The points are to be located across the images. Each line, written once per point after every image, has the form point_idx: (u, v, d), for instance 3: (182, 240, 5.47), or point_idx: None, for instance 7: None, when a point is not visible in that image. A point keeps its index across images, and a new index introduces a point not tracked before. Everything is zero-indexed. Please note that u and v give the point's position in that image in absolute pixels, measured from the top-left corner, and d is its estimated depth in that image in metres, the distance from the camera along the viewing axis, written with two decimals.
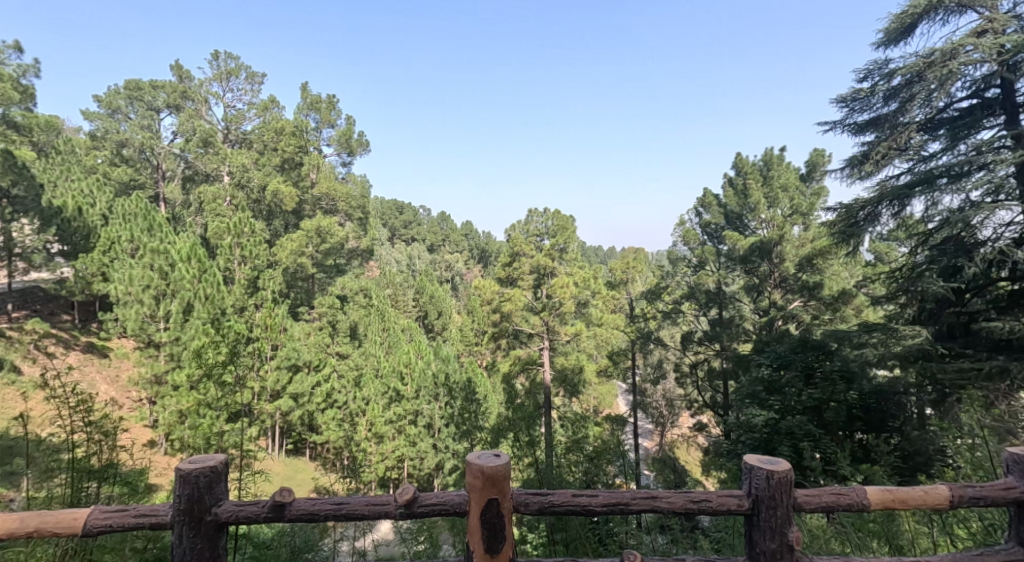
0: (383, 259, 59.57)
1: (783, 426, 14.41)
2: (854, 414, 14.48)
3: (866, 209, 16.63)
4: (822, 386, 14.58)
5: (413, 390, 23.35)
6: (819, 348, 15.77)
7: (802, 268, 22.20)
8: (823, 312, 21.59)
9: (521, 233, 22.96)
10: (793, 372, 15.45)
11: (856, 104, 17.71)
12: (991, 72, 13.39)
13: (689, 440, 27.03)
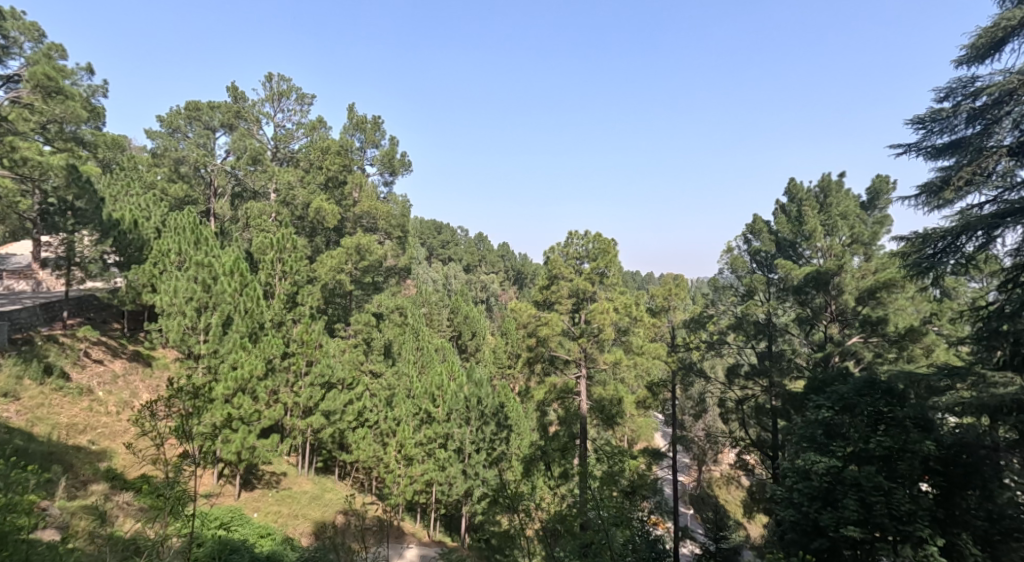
0: (419, 277, 59.26)
1: (848, 476, 12.21)
2: (932, 468, 12.10)
3: (943, 241, 14.36)
4: (894, 434, 12.38)
5: (444, 413, 21.90)
6: (888, 391, 13.42)
7: (862, 301, 20.09)
8: (888, 350, 19.48)
9: (560, 255, 21.38)
10: (856, 416, 13.13)
11: (933, 126, 15.12)
12: None
13: (735, 480, 24.90)
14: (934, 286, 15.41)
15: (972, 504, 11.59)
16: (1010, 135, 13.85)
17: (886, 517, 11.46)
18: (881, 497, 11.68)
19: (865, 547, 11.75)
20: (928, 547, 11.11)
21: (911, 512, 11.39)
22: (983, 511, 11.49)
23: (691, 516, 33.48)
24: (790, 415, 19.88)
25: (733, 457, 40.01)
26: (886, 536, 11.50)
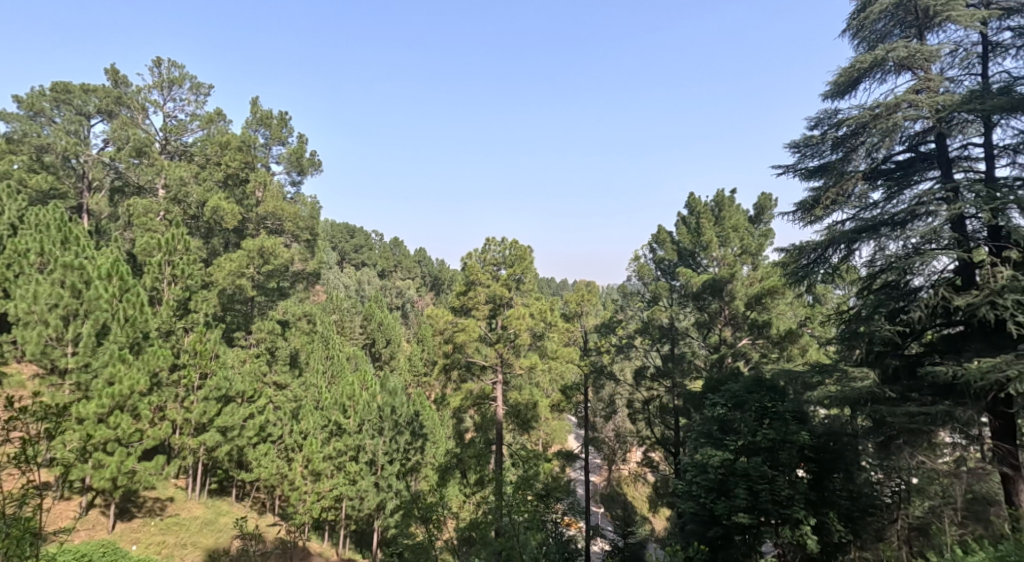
0: (330, 283, 57.97)
1: (738, 468, 13.58)
2: (806, 455, 13.71)
3: (814, 252, 16.15)
4: (777, 426, 13.82)
5: (355, 424, 21.67)
6: (772, 388, 15.08)
7: (751, 307, 21.87)
8: (771, 351, 21.84)
9: (478, 261, 21.39)
10: (746, 412, 14.59)
11: (806, 151, 17.12)
12: (926, 128, 13.95)
13: (641, 478, 26.42)
14: (809, 293, 17.34)
15: (839, 483, 13.35)
16: (865, 161, 15.90)
17: (768, 501, 12.88)
18: (765, 484, 13.05)
19: (752, 531, 13.10)
20: (801, 526, 12.65)
21: (790, 497, 12.82)
22: (846, 491, 13.24)
23: (602, 514, 35.13)
24: (690, 413, 21.41)
25: (640, 455, 42.15)
26: (766, 517, 12.94)
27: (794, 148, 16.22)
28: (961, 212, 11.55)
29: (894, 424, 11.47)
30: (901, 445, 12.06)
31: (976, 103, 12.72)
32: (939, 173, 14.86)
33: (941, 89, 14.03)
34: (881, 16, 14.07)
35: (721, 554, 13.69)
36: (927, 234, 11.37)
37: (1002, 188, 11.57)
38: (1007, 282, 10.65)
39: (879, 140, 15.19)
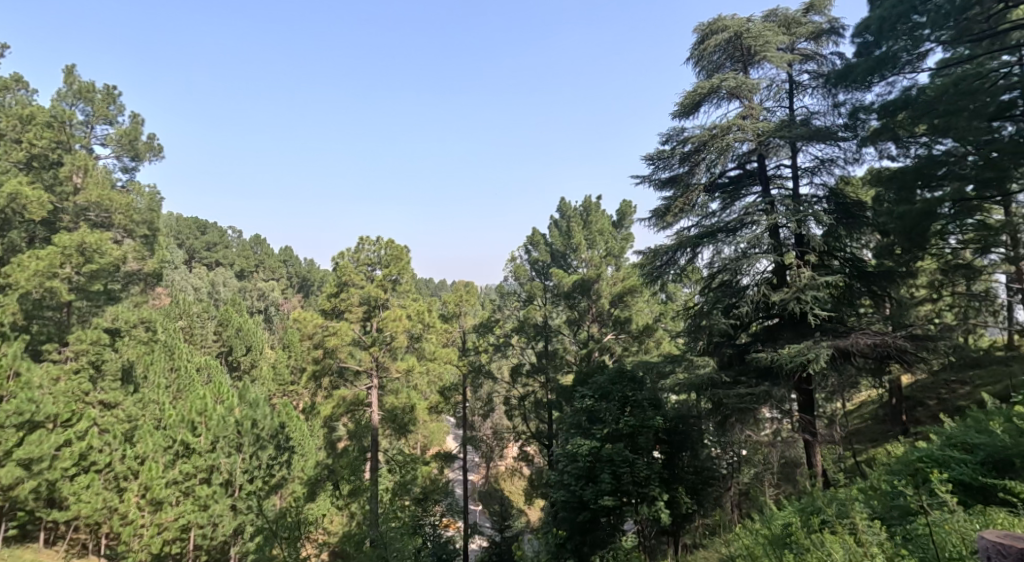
0: (176, 286, 52.96)
1: (605, 454, 14.50)
2: (659, 437, 15.11)
3: (666, 255, 17.22)
4: (636, 413, 15.00)
5: (207, 443, 19.27)
6: (633, 378, 16.05)
7: (614, 304, 24.23)
8: (632, 344, 23.72)
9: (350, 261, 21.27)
10: (611, 401, 15.57)
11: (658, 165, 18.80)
12: (751, 149, 16.04)
13: (516, 472, 27.39)
14: (664, 291, 18.47)
15: (686, 460, 14.95)
16: (705, 175, 17.78)
17: (629, 482, 14.00)
18: (626, 467, 14.15)
19: (614, 511, 14.15)
20: (656, 502, 13.97)
21: (648, 478, 14.09)
22: (692, 466, 14.87)
23: (479, 512, 35.93)
24: (562, 406, 22.64)
25: (516, 450, 43.86)
26: (625, 497, 14.06)
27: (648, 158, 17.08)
28: (777, 222, 13.28)
29: (729, 404, 12.71)
30: (733, 422, 13.16)
31: (786, 130, 14.94)
32: (761, 189, 17.13)
33: (761, 117, 16.28)
34: (716, 50, 15.83)
35: (590, 536, 14.97)
36: (750, 240, 13.22)
37: (806, 203, 13.55)
38: (808, 281, 12.66)
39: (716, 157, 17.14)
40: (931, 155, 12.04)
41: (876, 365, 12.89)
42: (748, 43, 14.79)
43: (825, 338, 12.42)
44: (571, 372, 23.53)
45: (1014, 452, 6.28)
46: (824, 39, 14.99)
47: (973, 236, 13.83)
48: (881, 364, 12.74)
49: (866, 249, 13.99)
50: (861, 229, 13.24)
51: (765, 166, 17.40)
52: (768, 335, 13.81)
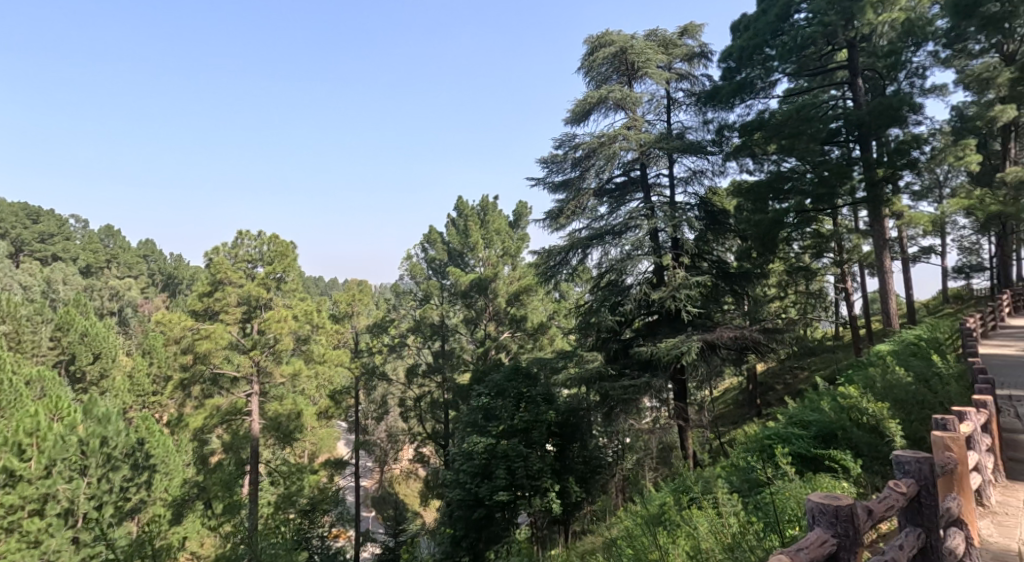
0: (5, 285, 46.00)
1: (500, 451, 14.87)
2: (552, 431, 15.77)
3: (559, 256, 17.61)
4: (530, 409, 15.56)
5: (40, 468, 13.29)
6: (527, 375, 16.59)
7: (511, 303, 24.26)
8: (527, 342, 24.31)
9: (227, 258, 19.63)
10: (506, 398, 15.99)
11: (552, 168, 19.15)
12: (635, 158, 17.12)
13: (412, 472, 27.10)
14: (557, 290, 18.86)
15: (576, 450, 15.83)
16: (594, 180, 18.54)
17: (523, 476, 14.51)
18: (521, 461, 14.61)
19: (509, 505, 14.62)
20: (549, 493, 14.61)
21: (541, 471, 14.67)
22: (581, 457, 15.80)
23: (373, 517, 35.09)
24: (459, 404, 22.70)
25: (412, 451, 43.37)
26: (520, 490, 14.57)
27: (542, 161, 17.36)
28: (656, 226, 14.33)
29: (614, 395, 13.46)
30: (618, 412, 13.99)
31: (664, 141, 16.21)
32: (643, 195, 18.28)
33: (644, 128, 17.42)
34: (605, 62, 16.64)
35: (485, 532, 15.28)
36: (633, 242, 14.16)
37: (681, 209, 14.69)
38: (682, 280, 13.85)
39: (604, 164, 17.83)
40: (780, 171, 14.07)
41: (737, 355, 14.43)
42: (632, 59, 15.83)
43: (696, 332, 13.66)
44: (467, 370, 23.64)
45: (837, 426, 6.98)
46: (697, 61, 16.57)
47: (812, 242, 16.00)
48: (741, 354, 14.29)
49: (730, 253, 15.57)
50: (725, 234, 14.72)
51: (647, 175, 18.59)
52: (648, 331, 14.82)
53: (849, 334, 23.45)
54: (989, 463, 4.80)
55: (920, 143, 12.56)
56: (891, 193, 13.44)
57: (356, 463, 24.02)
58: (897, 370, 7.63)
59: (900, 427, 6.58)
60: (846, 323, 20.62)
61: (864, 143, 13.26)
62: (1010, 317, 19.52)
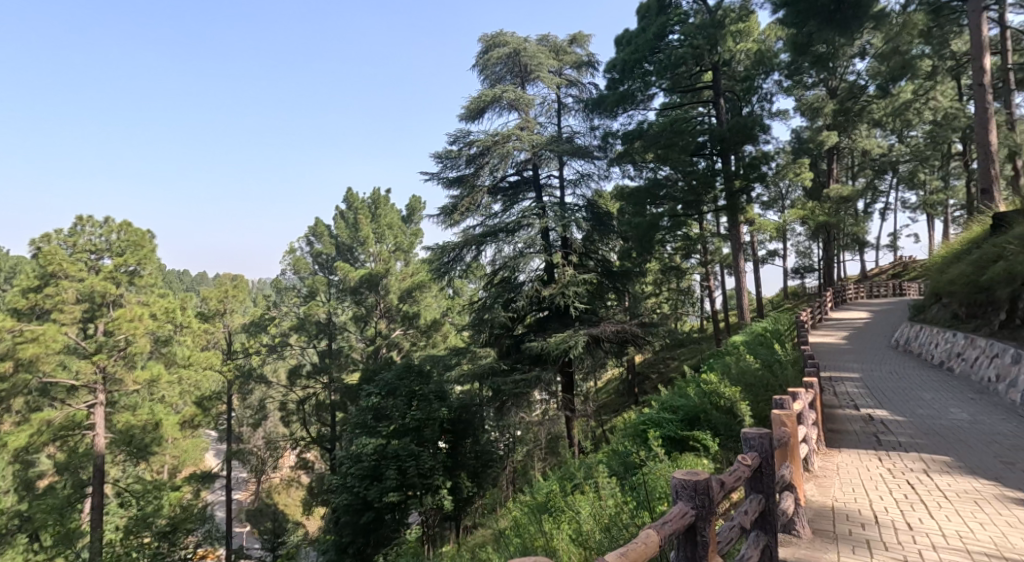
0: None
1: (390, 451, 14.49)
2: (445, 428, 15.73)
3: (453, 253, 17.49)
4: (422, 407, 15.38)
5: None
6: (420, 373, 16.37)
7: (403, 299, 23.95)
8: (419, 339, 24.08)
9: (61, 246, 16.07)
10: (397, 397, 15.66)
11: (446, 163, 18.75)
12: (528, 158, 17.56)
13: (294, 480, 25.57)
14: (451, 286, 18.71)
15: (467, 446, 16.00)
16: (489, 178, 18.52)
17: (415, 476, 14.26)
18: (413, 461, 14.36)
19: (399, 505, 14.32)
20: (440, 491, 14.54)
21: (432, 468, 14.56)
22: (473, 452, 16.01)
23: (246, 533, 32.51)
24: (347, 406, 21.80)
25: (292, 458, 40.88)
26: (410, 490, 14.33)
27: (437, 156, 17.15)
28: (547, 225, 14.82)
29: (506, 390, 13.74)
30: (509, 405, 14.37)
31: (555, 144, 16.88)
32: (535, 195, 18.71)
33: (536, 130, 17.95)
34: (499, 62, 16.87)
35: (373, 535, 14.75)
36: (526, 241, 14.59)
37: (570, 210, 15.27)
38: (570, 278, 14.54)
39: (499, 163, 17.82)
40: (656, 179, 15.24)
41: (618, 348, 15.31)
42: (524, 61, 16.30)
43: (582, 327, 14.36)
44: (357, 370, 22.84)
45: (700, 409, 7.67)
46: (584, 69, 17.41)
47: (682, 243, 17.47)
48: (622, 348, 15.20)
49: (613, 253, 16.48)
50: (610, 236, 15.33)
51: (540, 175, 19.03)
52: (539, 327, 15.36)
53: (712, 328, 25.78)
54: (813, 433, 5.63)
55: (768, 159, 14.32)
56: (745, 202, 15.00)
57: (229, 474, 22.16)
58: (747, 357, 8.80)
59: (749, 407, 7.54)
60: (710, 317, 22.66)
61: (724, 157, 14.62)
62: (835, 311, 22.63)
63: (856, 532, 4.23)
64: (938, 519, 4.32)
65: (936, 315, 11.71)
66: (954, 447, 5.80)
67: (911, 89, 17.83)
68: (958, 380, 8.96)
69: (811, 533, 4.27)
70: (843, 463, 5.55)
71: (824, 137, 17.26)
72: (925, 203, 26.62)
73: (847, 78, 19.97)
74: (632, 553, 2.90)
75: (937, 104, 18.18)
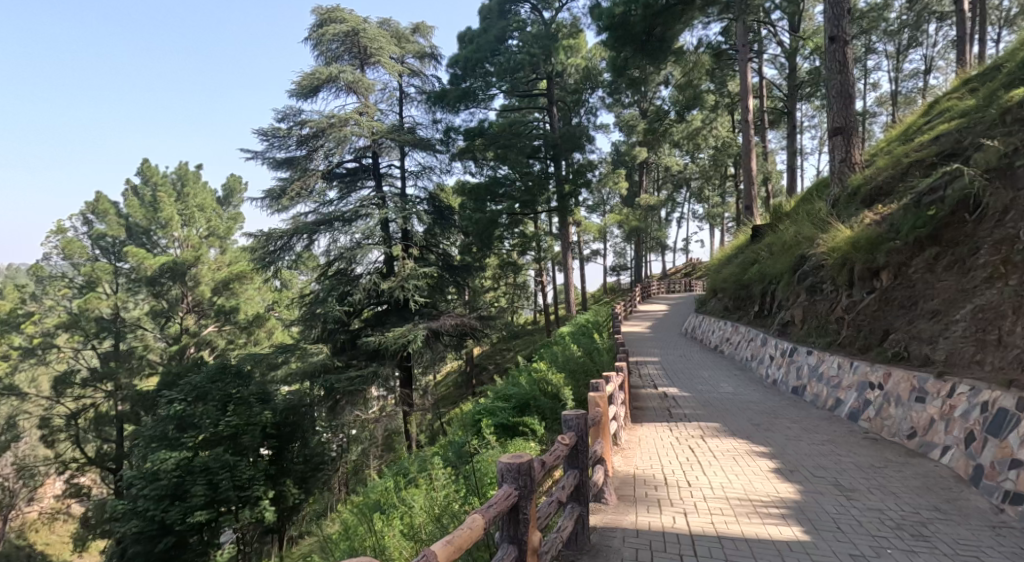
0: None
1: (197, 463, 11.19)
2: (268, 434, 12.77)
3: (280, 240, 15.58)
4: (240, 411, 12.26)
5: None
6: (238, 373, 13.18)
7: (217, 292, 20.60)
8: (238, 336, 20.43)
9: None
10: (207, 403, 12.31)
11: (273, 142, 16.88)
12: (367, 145, 16.98)
13: (57, 513, 20.83)
14: (276, 278, 16.65)
15: (297, 452, 13.18)
16: (323, 162, 17.17)
17: (230, 491, 11.06)
18: (227, 472, 11.17)
19: (208, 529, 11.09)
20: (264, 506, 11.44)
21: (251, 478, 11.43)
22: (301, 456, 13.16)
23: None
24: (139, 416, 18.50)
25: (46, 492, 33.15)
26: (223, 510, 11.11)
27: (262, 132, 15.61)
28: (386, 216, 14.60)
29: (340, 388, 13.25)
30: (343, 404, 13.88)
31: (396, 134, 16.65)
32: (374, 183, 18.07)
33: (376, 116, 17.27)
34: (335, 39, 15.86)
35: None
36: (363, 231, 14.09)
37: (411, 202, 15.30)
38: (410, 272, 14.58)
39: (334, 147, 16.49)
40: (495, 176, 15.77)
41: (457, 341, 15.64)
42: (363, 43, 15.76)
43: (422, 320, 14.45)
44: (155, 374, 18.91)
45: (530, 396, 8.17)
46: (427, 61, 17.41)
47: (518, 241, 18.26)
48: (461, 341, 15.54)
49: (453, 248, 16.87)
50: (450, 231, 15.81)
51: (378, 163, 18.35)
52: (376, 321, 15.12)
53: (542, 320, 27.12)
54: (621, 412, 6.40)
55: (593, 168, 15.79)
56: (574, 204, 16.26)
57: None
58: (572, 346, 9.69)
59: (570, 392, 8.29)
60: (541, 310, 24.14)
61: (556, 162, 15.71)
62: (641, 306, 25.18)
63: (649, 493, 4.94)
64: (709, 476, 5.20)
65: (711, 308, 13.70)
66: (721, 415, 7.00)
67: (701, 117, 20.71)
68: (729, 360, 10.68)
69: (615, 499, 4.88)
70: (644, 436, 6.39)
71: (636, 152, 19.21)
72: (710, 215, 30.81)
73: (654, 101, 22.51)
74: (458, 538, 3.02)
75: (716, 132, 21.39)
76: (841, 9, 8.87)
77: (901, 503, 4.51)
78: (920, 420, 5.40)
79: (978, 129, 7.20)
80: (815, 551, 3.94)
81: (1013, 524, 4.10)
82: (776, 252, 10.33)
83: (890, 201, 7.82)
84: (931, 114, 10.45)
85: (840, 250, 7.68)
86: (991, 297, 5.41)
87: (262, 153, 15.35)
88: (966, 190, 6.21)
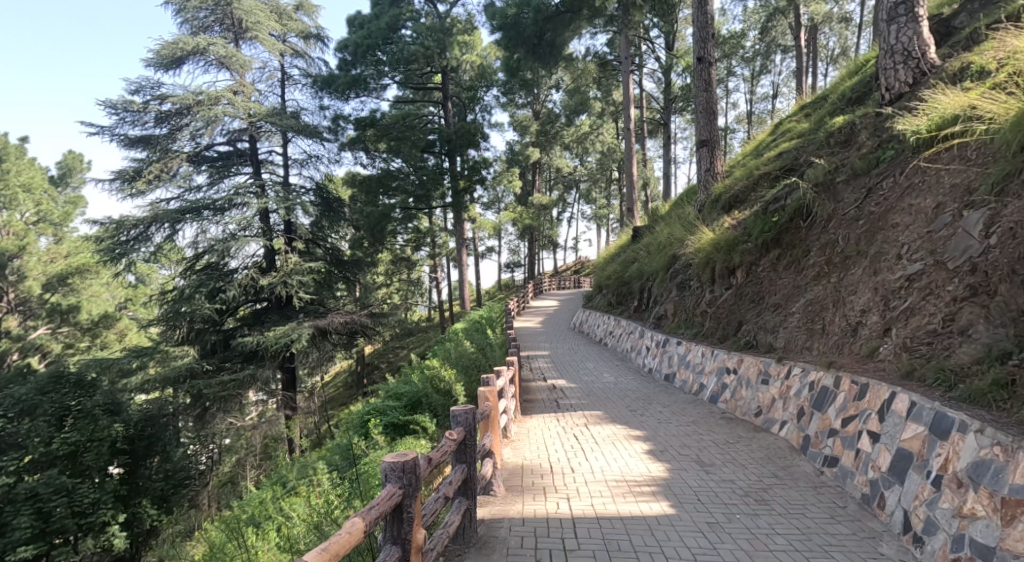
0: None
1: (20, 489, 8.77)
2: (118, 452, 10.39)
3: (137, 228, 14.10)
4: (80, 426, 9.89)
5: None
6: (79, 382, 10.70)
7: (50, 289, 18.09)
8: (79, 340, 17.80)
9: None
10: (36, 418, 9.77)
11: (125, 117, 14.96)
12: (244, 129, 15.76)
13: None
14: (130, 272, 14.94)
15: (154, 470, 10.81)
16: (189, 144, 15.67)
17: (67, 517, 8.78)
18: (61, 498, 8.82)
19: None
20: (111, 533, 9.19)
21: (96, 501, 9.25)
22: (161, 472, 10.84)
23: None
24: None
25: None
26: (57, 546, 8.74)
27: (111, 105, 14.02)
28: (266, 206, 13.76)
29: (213, 393, 12.13)
30: (215, 412, 12.51)
31: (276, 117, 15.63)
32: (251, 170, 16.84)
33: (253, 97, 16.10)
34: (205, 7, 14.64)
35: None
36: (239, 221, 13.14)
37: (295, 192, 14.58)
38: (294, 266, 13.79)
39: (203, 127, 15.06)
40: (388, 169, 15.47)
41: (346, 340, 15.15)
42: (239, 15, 14.64)
43: (308, 318, 13.81)
44: None
45: (422, 393, 8.11)
46: (311, 42, 16.67)
47: (412, 237, 18.03)
48: (351, 338, 15.09)
49: (343, 241, 16.31)
50: (339, 223, 15.43)
51: (255, 148, 17.08)
52: (253, 320, 14.23)
53: (435, 317, 26.85)
54: (510, 403, 6.56)
55: (487, 165, 15.95)
56: (468, 201, 16.36)
57: None
58: (464, 343, 9.78)
59: (462, 387, 8.36)
60: (433, 307, 23.94)
61: (451, 158, 15.75)
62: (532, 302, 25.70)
63: (536, 481, 5.16)
64: (591, 460, 5.54)
65: (596, 304, 14.37)
66: (602, 404, 7.42)
67: (588, 123, 21.65)
68: (612, 352, 11.28)
69: (503, 490, 5.02)
70: (530, 427, 6.62)
71: (528, 152, 19.65)
72: (596, 217, 32.10)
73: (545, 104, 23.09)
74: (334, 545, 2.93)
75: (601, 138, 22.51)
76: (707, 33, 9.65)
77: (748, 473, 5.07)
78: (764, 399, 6.06)
79: (811, 147, 8.23)
80: (678, 523, 4.32)
81: (831, 483, 4.75)
82: (653, 252, 11.11)
83: (744, 207, 8.71)
84: (777, 134, 11.75)
85: (705, 249, 8.42)
86: (818, 292, 6.20)
87: (110, 129, 13.81)
88: (801, 201, 7.08)
